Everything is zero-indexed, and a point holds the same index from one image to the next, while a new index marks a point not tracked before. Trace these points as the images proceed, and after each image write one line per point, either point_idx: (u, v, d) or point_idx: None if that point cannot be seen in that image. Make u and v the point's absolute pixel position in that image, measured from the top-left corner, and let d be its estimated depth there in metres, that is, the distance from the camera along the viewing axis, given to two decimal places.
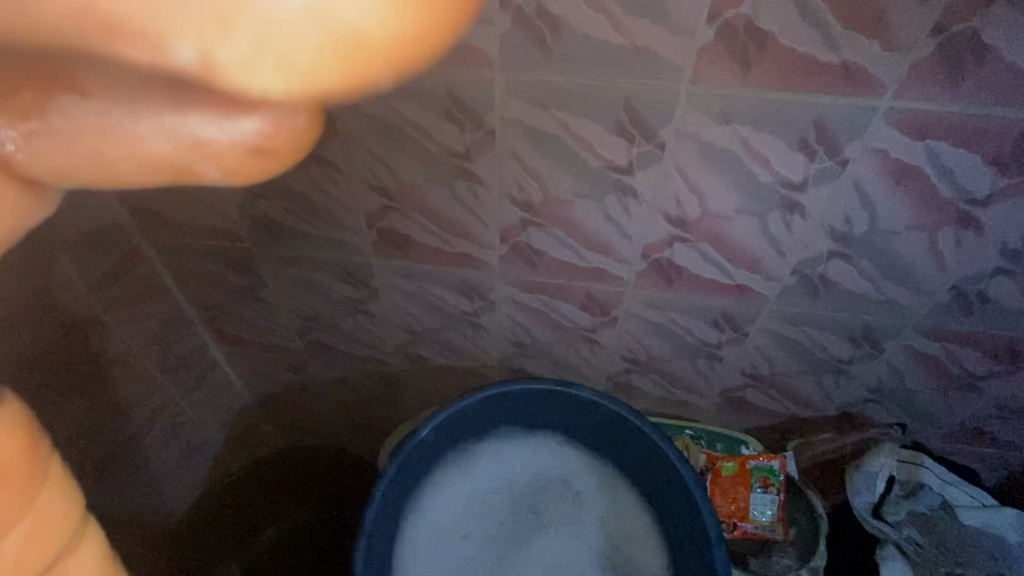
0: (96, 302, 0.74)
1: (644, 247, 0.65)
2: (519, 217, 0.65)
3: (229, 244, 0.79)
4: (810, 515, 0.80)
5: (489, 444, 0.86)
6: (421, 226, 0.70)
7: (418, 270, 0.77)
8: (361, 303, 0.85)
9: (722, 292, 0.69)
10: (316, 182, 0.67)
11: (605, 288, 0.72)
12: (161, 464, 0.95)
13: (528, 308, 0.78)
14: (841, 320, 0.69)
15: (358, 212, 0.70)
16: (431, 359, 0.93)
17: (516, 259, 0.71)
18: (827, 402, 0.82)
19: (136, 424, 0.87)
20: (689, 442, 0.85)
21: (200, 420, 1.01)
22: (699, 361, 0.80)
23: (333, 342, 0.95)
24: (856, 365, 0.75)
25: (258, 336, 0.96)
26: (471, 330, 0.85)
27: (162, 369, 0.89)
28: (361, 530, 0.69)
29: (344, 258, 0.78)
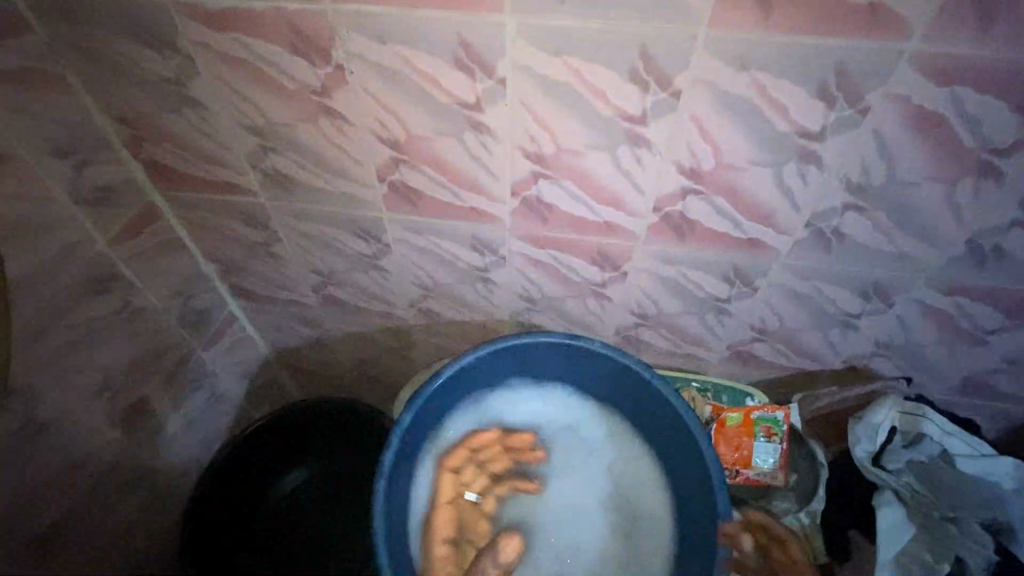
0: (115, 255, 0.79)
1: (656, 200, 0.65)
2: (529, 169, 0.65)
3: (241, 199, 0.80)
4: (811, 462, 0.82)
5: (500, 394, 0.89)
6: (432, 179, 0.70)
7: (429, 226, 0.77)
8: (374, 259, 0.86)
9: (734, 246, 0.69)
10: (325, 139, 0.68)
11: (615, 243, 0.72)
12: (185, 412, 1.00)
13: (538, 263, 0.79)
14: (852, 273, 0.69)
15: (369, 165, 0.70)
16: (442, 314, 0.95)
17: (528, 212, 0.71)
18: (833, 356, 0.83)
19: (158, 377, 0.92)
20: (693, 394, 0.87)
21: (221, 371, 1.06)
22: (707, 315, 0.81)
23: (347, 298, 0.97)
24: (865, 319, 0.75)
25: (276, 292, 0.99)
26: (482, 285, 0.86)
27: (182, 321, 0.94)
28: (379, 470, 0.73)
29: (356, 213, 0.78)
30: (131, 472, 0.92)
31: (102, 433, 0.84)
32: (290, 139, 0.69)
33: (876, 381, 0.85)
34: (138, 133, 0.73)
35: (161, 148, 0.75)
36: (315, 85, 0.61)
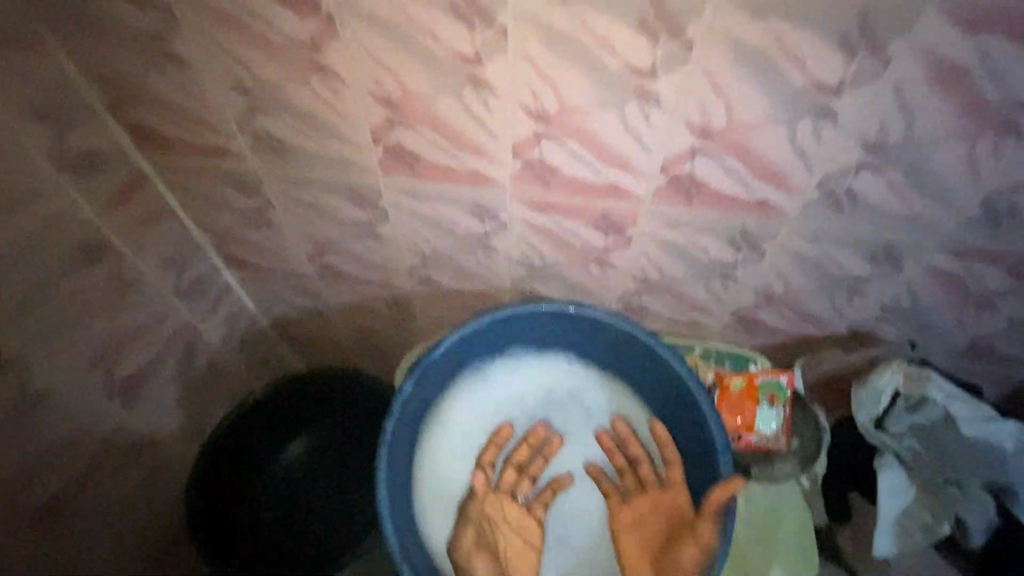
0: (104, 225, 0.77)
1: (664, 160, 0.63)
2: (532, 128, 0.62)
3: (232, 164, 0.78)
4: (813, 424, 0.83)
5: (501, 364, 0.89)
6: (431, 141, 0.67)
7: (427, 190, 0.75)
8: (371, 227, 0.84)
9: (743, 208, 0.67)
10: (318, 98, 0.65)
11: (621, 207, 0.70)
12: (184, 386, 0.99)
13: (540, 228, 0.77)
14: (863, 236, 0.68)
15: (364, 126, 0.67)
16: (443, 283, 0.93)
17: (532, 176, 0.69)
18: (839, 321, 0.82)
19: (156, 349, 0.92)
20: (695, 359, 0.86)
21: (219, 343, 1.05)
22: (713, 281, 0.80)
23: (345, 267, 0.95)
24: (874, 283, 0.74)
25: (271, 261, 0.97)
26: (483, 252, 0.84)
27: (177, 292, 0.92)
28: (381, 441, 0.73)
29: (351, 177, 0.76)
30: (133, 443, 0.92)
31: (101, 404, 0.84)
32: (283, 98, 0.66)
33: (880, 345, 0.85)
34: (123, 94, 0.70)
35: (147, 110, 0.72)
36: (305, 40, 0.58)
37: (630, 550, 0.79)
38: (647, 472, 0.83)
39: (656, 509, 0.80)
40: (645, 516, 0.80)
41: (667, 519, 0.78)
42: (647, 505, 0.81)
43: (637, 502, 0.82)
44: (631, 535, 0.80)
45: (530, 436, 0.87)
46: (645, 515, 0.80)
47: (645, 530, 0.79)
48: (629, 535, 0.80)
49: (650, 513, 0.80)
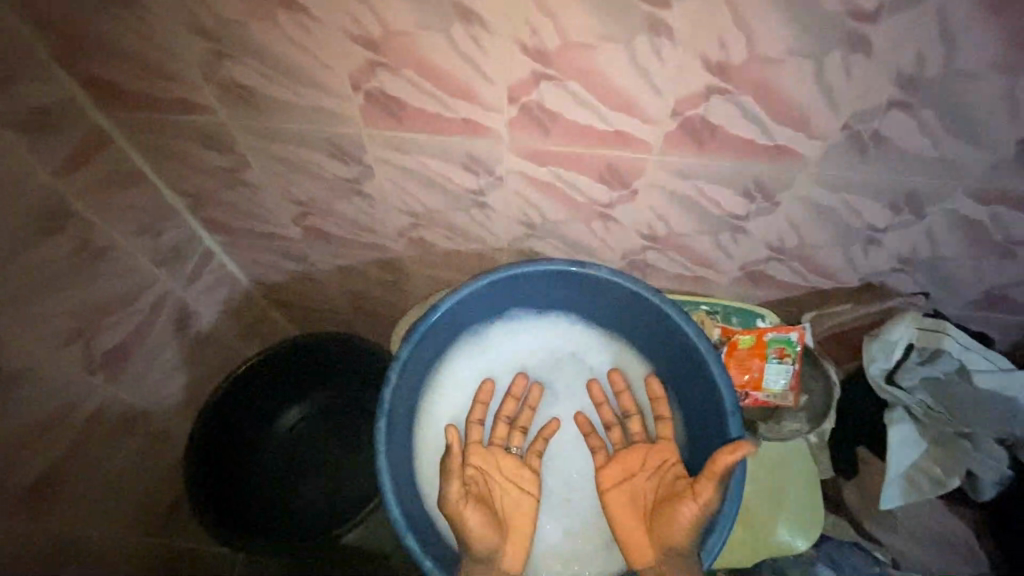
0: (65, 189, 0.76)
1: (676, 103, 0.61)
2: (531, 67, 0.59)
3: (201, 118, 0.77)
4: (822, 378, 0.89)
5: (499, 324, 0.93)
6: (428, 87, 0.65)
7: (410, 142, 0.74)
8: (356, 183, 0.83)
9: (762, 154, 0.65)
10: (298, 46, 0.64)
11: (627, 155, 0.69)
12: (167, 356, 1.01)
13: (540, 181, 0.76)
14: (884, 182, 0.67)
15: (343, 71, 0.65)
16: (436, 243, 0.93)
17: (541, 125, 0.67)
18: (853, 274, 0.84)
19: (138, 319, 0.93)
20: (700, 317, 0.90)
21: (205, 307, 1.07)
22: (722, 235, 0.80)
23: (332, 230, 0.95)
24: (891, 234, 0.75)
25: (253, 224, 0.97)
26: (478, 211, 0.84)
27: (155, 261, 0.93)
28: (378, 409, 0.75)
29: (333, 130, 0.74)
30: (121, 410, 0.96)
31: (83, 378, 0.86)
32: (263, 42, 0.64)
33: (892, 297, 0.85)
34: (73, 43, 0.68)
35: (95, 61, 0.70)
36: None
37: (619, 503, 0.81)
38: (636, 427, 0.87)
39: (644, 465, 0.83)
40: (633, 472, 0.83)
41: (656, 473, 0.81)
42: (634, 461, 0.84)
43: (624, 455, 0.86)
44: (619, 489, 0.82)
45: (519, 392, 0.92)
46: (633, 471, 0.83)
47: (633, 485, 0.82)
48: (617, 490, 0.83)
49: (638, 470, 0.83)
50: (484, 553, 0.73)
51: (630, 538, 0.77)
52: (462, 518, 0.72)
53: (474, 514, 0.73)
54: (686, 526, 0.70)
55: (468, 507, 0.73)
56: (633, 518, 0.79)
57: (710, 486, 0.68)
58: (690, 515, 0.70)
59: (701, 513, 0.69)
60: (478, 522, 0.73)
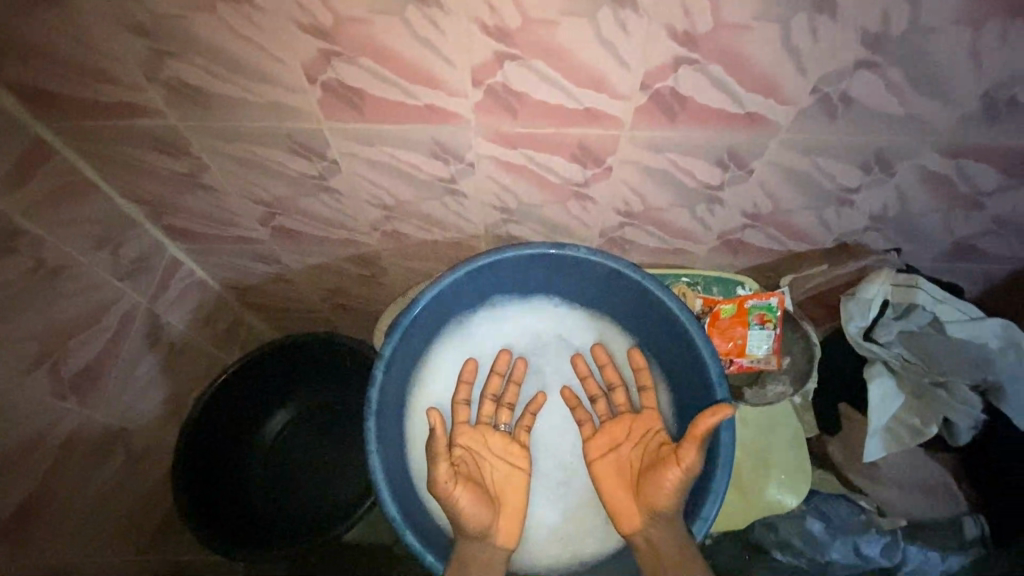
0: (7, 208, 0.67)
1: (818, 79, 0.54)
2: (674, 52, 0.52)
3: (151, 123, 0.68)
4: (802, 342, 0.78)
5: (518, 303, 0.84)
6: (463, 77, 0.56)
7: (381, 133, 0.65)
8: (321, 179, 0.75)
9: (886, 129, 0.59)
10: (310, 32, 0.54)
11: (737, 137, 0.61)
12: (138, 377, 0.91)
13: (512, 166, 0.68)
14: (1015, 147, 0.61)
15: (312, 45, 0.55)
16: (410, 236, 0.85)
17: (607, 113, 0.59)
18: (944, 240, 0.76)
19: (109, 334, 0.84)
20: (758, 291, 0.78)
21: (178, 320, 0.97)
22: (828, 209, 0.71)
23: (300, 228, 0.86)
24: (999, 196, 0.68)
25: (220, 229, 0.88)
26: (452, 201, 0.76)
27: (119, 274, 0.84)
28: (366, 409, 0.69)
29: (288, 125, 0.66)
30: (97, 437, 0.85)
31: (53, 405, 0.78)
32: (285, 34, 0.54)
33: (1008, 274, 0.82)
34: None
35: (37, 68, 0.62)
36: None
37: (607, 475, 0.75)
38: (621, 399, 0.79)
39: None
40: (619, 441, 0.77)
41: (642, 443, 0.75)
42: (621, 430, 0.77)
43: None
44: (605, 460, 0.76)
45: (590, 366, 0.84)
46: (619, 440, 0.77)
47: (619, 456, 0.76)
48: (603, 462, 0.76)
49: (624, 438, 0.77)
50: (477, 530, 0.68)
51: (617, 505, 0.72)
52: (452, 499, 0.67)
53: (465, 494, 0.68)
54: (671, 490, 0.65)
55: (457, 488, 0.67)
56: (621, 488, 0.73)
57: (691, 451, 0.63)
58: (673, 481, 0.65)
59: (685, 477, 0.64)
60: (468, 502, 0.68)
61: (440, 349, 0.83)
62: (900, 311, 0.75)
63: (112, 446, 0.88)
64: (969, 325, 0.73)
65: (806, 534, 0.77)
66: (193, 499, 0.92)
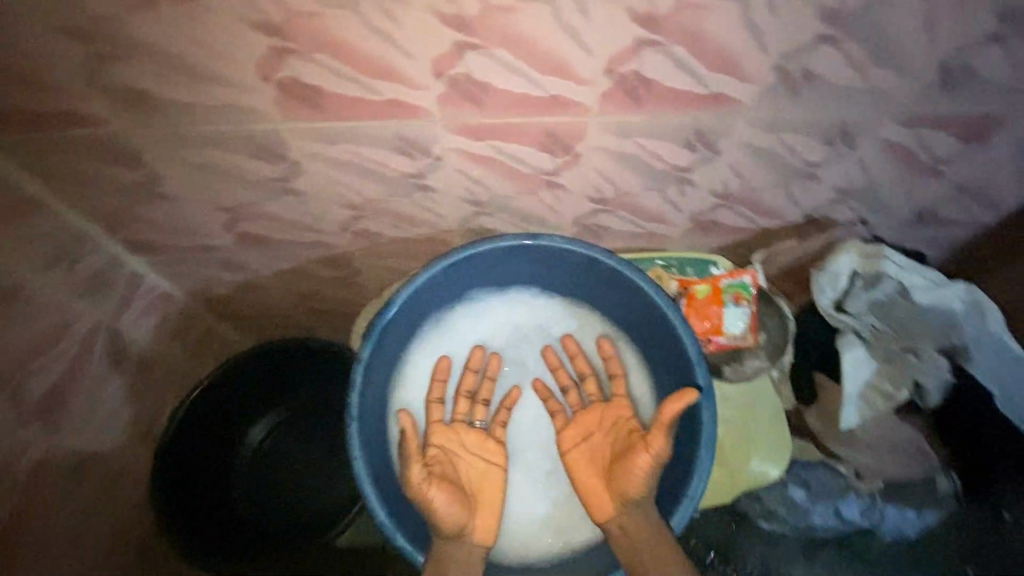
0: None
1: (779, 56, 0.54)
2: (638, 35, 0.51)
3: (98, 132, 0.65)
4: (778, 318, 0.80)
5: (495, 296, 0.84)
6: (425, 69, 0.55)
7: (343, 131, 0.63)
8: (285, 182, 0.73)
9: (847, 102, 0.60)
10: (262, 29, 0.52)
11: (704, 118, 0.61)
12: (106, 398, 0.88)
13: (480, 158, 0.67)
14: (970, 113, 0.62)
15: (264, 41, 0.53)
16: (381, 234, 0.83)
17: (573, 100, 0.58)
18: (907, 208, 0.78)
19: (72, 355, 0.81)
20: (732, 269, 0.80)
21: (145, 336, 0.93)
22: (795, 184, 0.72)
23: (267, 233, 0.83)
24: (957, 163, 0.69)
25: (183, 239, 0.85)
26: (422, 196, 0.74)
27: (77, 292, 0.80)
28: (347, 414, 0.67)
29: (245, 128, 0.64)
30: (67, 462, 0.82)
31: (16, 433, 0.74)
32: (236, 32, 0.52)
33: (968, 238, 0.85)
34: None
35: None
36: None
37: (580, 465, 0.75)
38: (592, 388, 0.80)
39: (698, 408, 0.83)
40: (591, 430, 0.77)
41: (613, 431, 0.76)
42: (594, 420, 0.78)
43: None
44: (578, 449, 0.76)
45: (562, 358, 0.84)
46: (591, 429, 0.77)
47: (591, 445, 0.76)
48: (576, 451, 0.76)
49: (597, 427, 0.77)
50: (453, 530, 0.66)
51: (589, 493, 0.72)
52: (427, 500, 0.64)
53: (440, 494, 0.66)
54: (642, 477, 0.65)
55: (433, 488, 0.65)
56: (595, 477, 0.73)
57: (661, 436, 0.64)
58: (644, 467, 0.65)
59: (656, 462, 0.65)
60: (444, 501, 0.66)
61: (417, 348, 0.82)
62: (869, 280, 0.76)
63: (83, 472, 0.85)
64: (934, 289, 0.75)
65: (788, 502, 0.78)
66: (172, 511, 0.90)
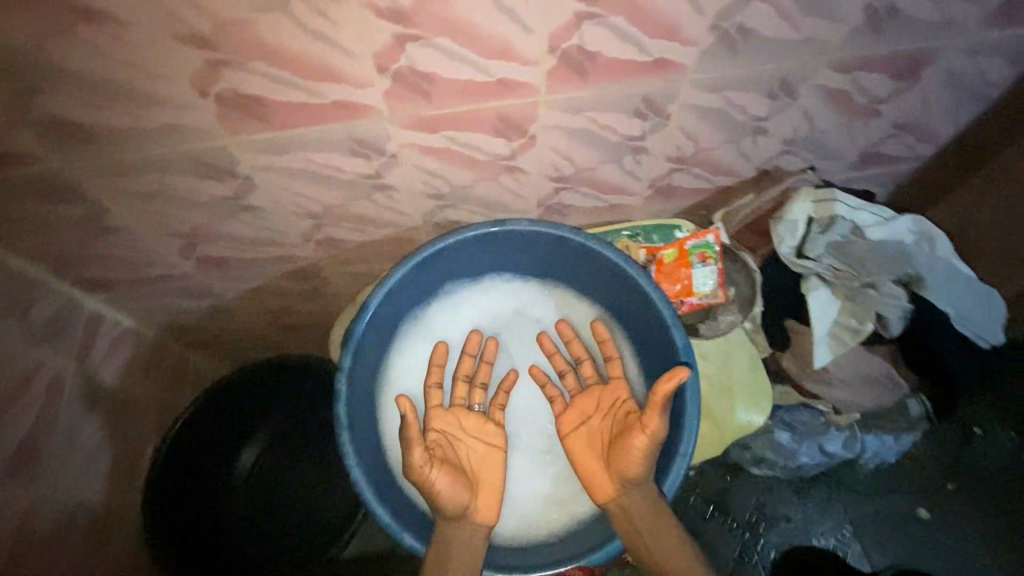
0: None
1: (716, 16, 0.55)
2: (577, 9, 0.51)
3: (29, 170, 0.61)
4: (745, 273, 0.81)
5: (471, 285, 0.84)
6: (367, 66, 0.54)
7: (292, 139, 0.62)
8: (238, 199, 0.71)
9: (785, 54, 0.62)
10: (191, 43, 0.50)
11: (652, 85, 0.62)
12: (82, 445, 0.84)
13: (435, 150, 0.66)
14: (899, 52, 0.65)
15: (196, 56, 0.51)
16: (345, 240, 0.82)
17: (520, 81, 0.58)
18: (852, 150, 0.81)
19: (40, 405, 0.77)
20: (695, 231, 0.81)
21: (115, 376, 0.89)
22: (745, 140, 0.74)
23: (226, 254, 0.81)
24: (893, 102, 0.73)
25: (139, 271, 0.82)
26: (381, 196, 0.73)
27: (35, 341, 0.76)
28: (337, 423, 0.67)
29: (189, 148, 0.62)
30: (50, 515, 0.79)
31: None
32: (165, 49, 0.50)
33: (911, 171, 0.88)
34: None
35: None
36: None
37: (580, 450, 0.76)
38: (589, 371, 0.80)
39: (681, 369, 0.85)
40: (589, 414, 0.78)
41: (611, 414, 0.76)
42: (589, 405, 0.78)
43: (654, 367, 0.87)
44: (578, 434, 0.77)
45: (555, 344, 0.84)
46: (588, 414, 0.78)
47: (590, 428, 0.77)
48: (576, 435, 0.77)
49: (593, 412, 0.78)
50: (455, 511, 0.67)
51: (590, 475, 0.74)
52: (430, 481, 0.65)
53: (442, 475, 0.67)
54: (639, 459, 0.66)
55: (435, 469, 0.66)
56: (596, 460, 0.74)
57: (655, 417, 0.64)
58: (640, 450, 0.66)
59: (651, 444, 0.65)
60: (447, 483, 0.67)
61: (402, 345, 0.82)
62: (825, 224, 0.79)
63: (69, 523, 0.82)
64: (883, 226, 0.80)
65: (775, 445, 0.85)
66: (163, 531, 0.88)
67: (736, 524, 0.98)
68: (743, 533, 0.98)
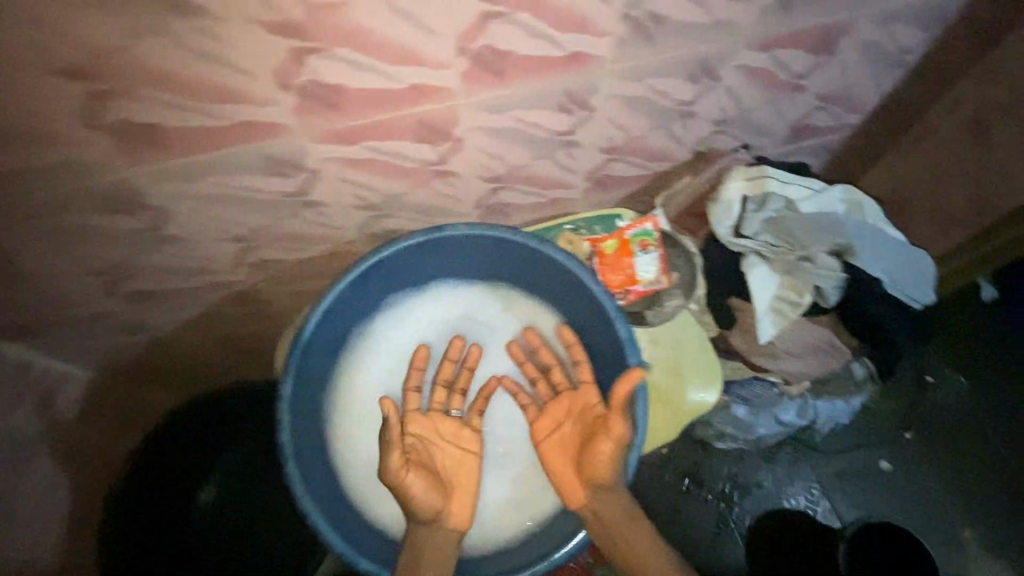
0: None
1: (625, 5, 0.54)
2: (479, 9, 0.50)
3: None
4: (684, 256, 0.83)
5: (416, 294, 0.82)
6: (267, 83, 0.51)
7: (202, 164, 0.59)
8: (156, 230, 0.67)
9: (700, 37, 0.62)
10: (69, 75, 0.46)
11: (571, 79, 0.61)
12: (24, 501, 0.79)
13: (358, 162, 0.64)
14: (811, 27, 0.65)
15: (78, 88, 0.48)
16: (281, 260, 0.79)
17: (434, 86, 0.57)
18: (782, 125, 0.82)
19: None
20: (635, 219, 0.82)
21: (54, 424, 0.84)
22: (674, 124, 0.74)
23: (155, 286, 0.77)
24: (813, 75, 0.73)
25: (64, 313, 0.77)
26: (310, 213, 0.71)
27: None
28: (282, 455, 0.65)
29: (91, 183, 0.58)
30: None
31: None
32: (40, 84, 0.47)
33: (841, 140, 0.90)
34: None
35: None
36: None
37: (552, 454, 0.75)
38: (559, 377, 0.78)
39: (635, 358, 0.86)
40: (561, 420, 0.76)
41: (582, 419, 0.74)
42: (562, 409, 0.76)
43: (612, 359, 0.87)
44: (551, 439, 0.76)
45: (524, 350, 0.82)
46: (561, 420, 0.76)
47: (563, 436, 0.75)
48: (549, 442, 0.76)
49: (565, 417, 0.76)
50: (430, 515, 0.66)
51: (561, 482, 0.73)
52: (407, 486, 0.65)
53: (418, 479, 0.66)
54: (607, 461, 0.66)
55: (411, 473, 0.65)
56: (568, 465, 0.73)
57: (619, 420, 0.65)
58: (607, 454, 0.66)
59: (618, 448, 0.66)
60: (423, 488, 0.66)
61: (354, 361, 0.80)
62: (759, 202, 0.81)
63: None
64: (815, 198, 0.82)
65: (733, 418, 0.89)
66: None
67: (710, 496, 1.01)
68: (718, 504, 1.01)
